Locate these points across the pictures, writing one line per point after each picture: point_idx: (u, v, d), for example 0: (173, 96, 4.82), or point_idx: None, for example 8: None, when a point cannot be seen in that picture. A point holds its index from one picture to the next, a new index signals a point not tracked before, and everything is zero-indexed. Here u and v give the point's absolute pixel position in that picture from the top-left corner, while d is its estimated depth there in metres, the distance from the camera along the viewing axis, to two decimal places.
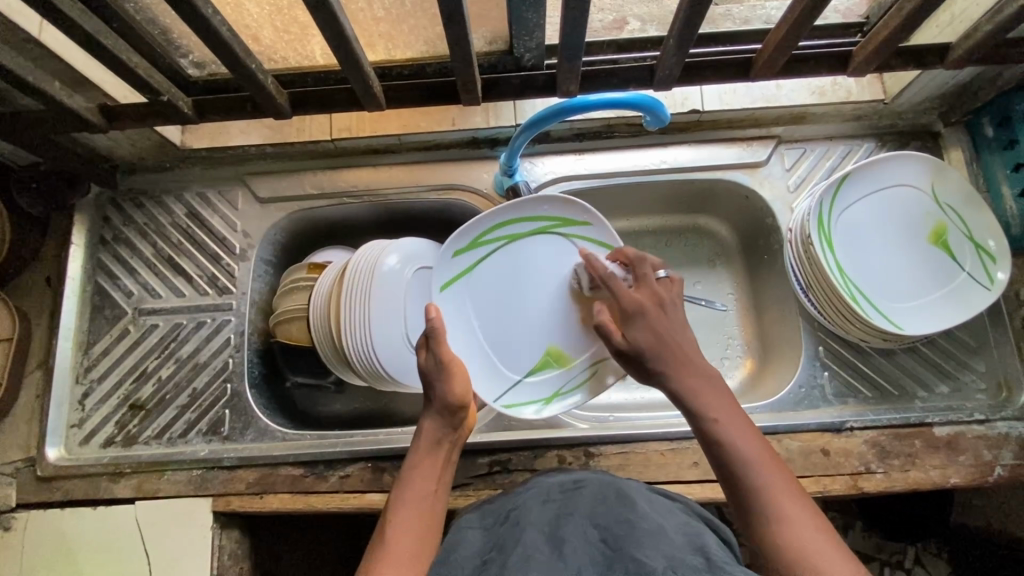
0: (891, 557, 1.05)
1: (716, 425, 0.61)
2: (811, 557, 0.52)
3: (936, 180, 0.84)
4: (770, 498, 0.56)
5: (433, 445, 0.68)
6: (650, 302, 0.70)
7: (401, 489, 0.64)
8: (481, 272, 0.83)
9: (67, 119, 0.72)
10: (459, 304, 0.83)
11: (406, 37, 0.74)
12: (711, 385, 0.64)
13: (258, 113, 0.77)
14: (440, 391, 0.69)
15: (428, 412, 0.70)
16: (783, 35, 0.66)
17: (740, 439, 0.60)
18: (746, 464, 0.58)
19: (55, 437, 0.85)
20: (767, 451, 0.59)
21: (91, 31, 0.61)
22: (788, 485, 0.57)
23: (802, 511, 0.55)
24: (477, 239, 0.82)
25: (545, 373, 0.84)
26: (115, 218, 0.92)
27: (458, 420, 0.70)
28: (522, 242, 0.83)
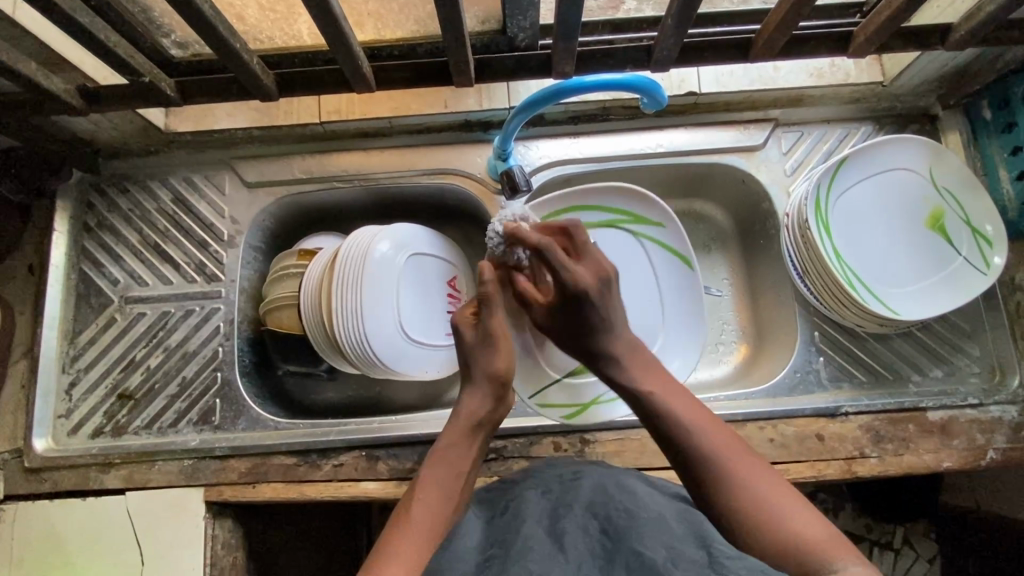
0: (880, 537, 1.06)
1: (656, 402, 0.63)
2: (767, 506, 0.54)
3: (933, 164, 0.83)
4: (720, 457, 0.58)
5: (470, 422, 0.67)
6: (593, 281, 0.68)
7: (431, 466, 0.63)
8: None
9: (46, 101, 0.69)
10: None
11: (395, 15, 0.72)
12: (645, 363, 0.68)
13: (245, 95, 0.75)
14: (483, 368, 0.68)
15: (470, 388, 0.68)
16: (784, 15, 0.64)
17: (678, 407, 0.62)
18: (694, 433, 0.60)
19: (43, 427, 0.84)
20: (712, 418, 0.62)
21: (68, 9, 0.59)
22: (736, 445, 0.59)
23: (756, 469, 0.57)
24: (541, 223, 0.85)
25: (586, 377, 0.84)
26: (99, 204, 0.90)
27: (498, 396, 0.68)
28: (588, 231, 0.86)
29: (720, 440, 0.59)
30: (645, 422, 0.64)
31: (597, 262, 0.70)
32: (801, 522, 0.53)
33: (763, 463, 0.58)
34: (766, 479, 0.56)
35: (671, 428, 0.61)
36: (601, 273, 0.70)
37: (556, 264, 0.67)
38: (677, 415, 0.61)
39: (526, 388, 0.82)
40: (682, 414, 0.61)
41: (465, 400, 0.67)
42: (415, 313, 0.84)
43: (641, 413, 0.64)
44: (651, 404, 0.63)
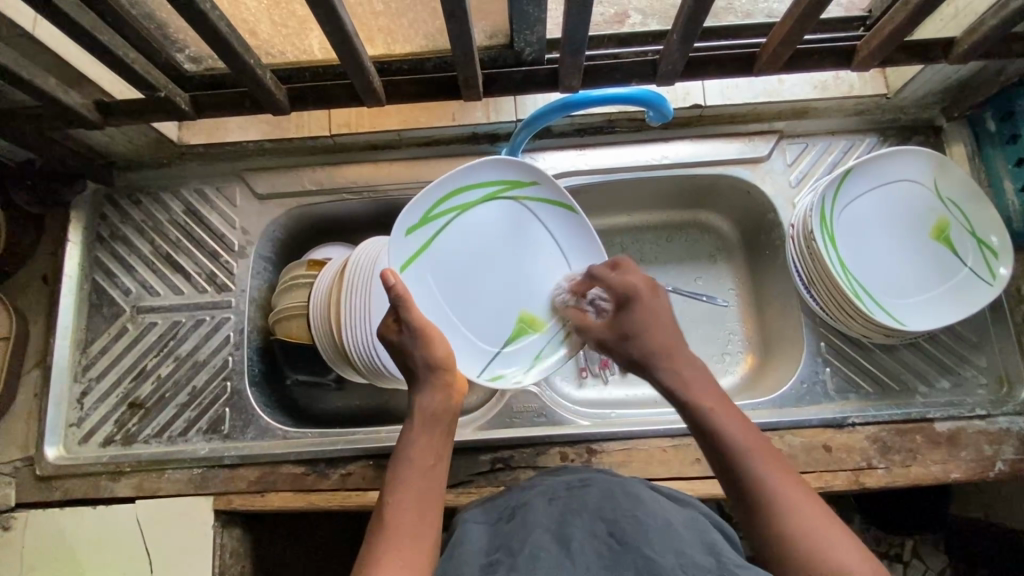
0: (889, 550, 1.05)
1: (713, 417, 0.63)
2: (807, 529, 0.53)
3: (938, 175, 0.84)
4: (758, 478, 0.57)
5: (428, 420, 0.67)
6: (644, 286, 0.72)
7: (396, 465, 0.64)
8: (437, 251, 0.73)
9: (63, 115, 0.71)
10: (422, 286, 0.72)
11: (405, 30, 0.73)
12: (700, 376, 0.68)
13: (257, 109, 0.76)
14: (420, 358, 0.67)
15: (418, 387, 0.68)
16: (788, 29, 0.65)
17: (734, 429, 0.61)
18: (735, 448, 0.60)
19: (54, 436, 0.84)
20: (765, 440, 0.61)
21: (87, 26, 0.60)
22: (779, 466, 0.58)
23: (794, 486, 0.57)
24: (427, 212, 0.71)
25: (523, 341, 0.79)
26: (113, 215, 0.91)
27: (445, 388, 0.68)
28: (471, 211, 0.75)
29: (762, 450, 0.59)
30: (699, 437, 0.64)
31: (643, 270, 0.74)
32: (842, 553, 0.52)
33: (813, 493, 0.57)
34: (812, 507, 0.55)
35: (722, 445, 0.61)
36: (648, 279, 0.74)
37: (605, 280, 0.73)
38: (728, 433, 0.61)
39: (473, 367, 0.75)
40: (732, 431, 0.61)
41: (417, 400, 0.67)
42: None
43: (692, 427, 0.64)
44: (703, 418, 0.63)
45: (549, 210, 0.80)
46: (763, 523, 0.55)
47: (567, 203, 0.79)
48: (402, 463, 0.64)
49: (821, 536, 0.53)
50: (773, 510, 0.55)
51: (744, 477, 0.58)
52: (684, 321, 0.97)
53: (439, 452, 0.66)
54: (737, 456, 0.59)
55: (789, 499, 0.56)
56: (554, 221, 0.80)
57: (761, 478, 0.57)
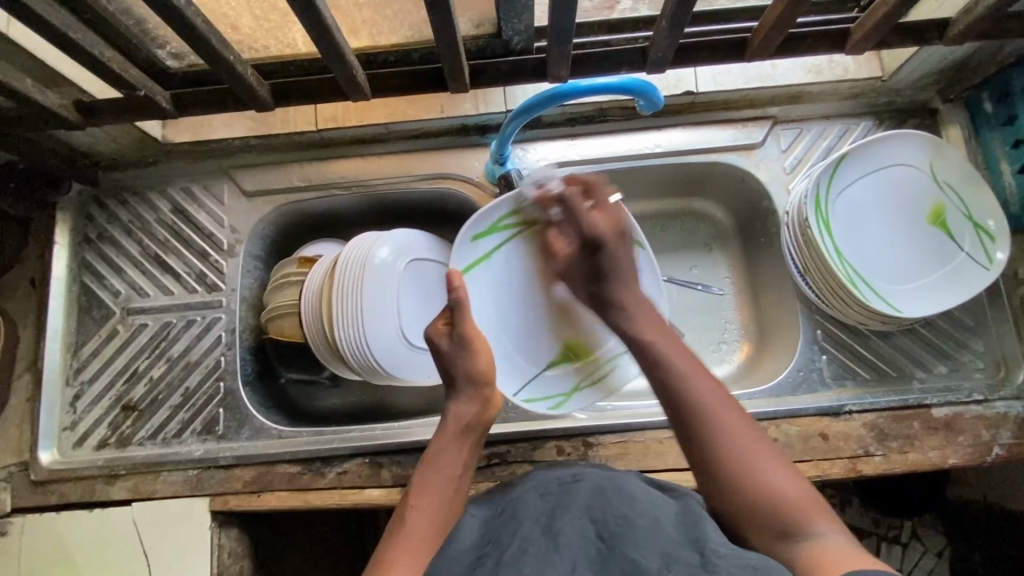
0: (887, 532, 1.05)
1: (658, 355, 0.64)
2: (756, 470, 0.57)
3: (934, 158, 0.83)
4: (708, 415, 0.60)
5: (459, 429, 0.68)
6: (610, 231, 0.72)
7: (425, 470, 0.66)
8: (496, 260, 0.84)
9: (42, 117, 0.70)
10: (477, 290, 0.83)
11: (389, 20, 0.72)
12: (653, 319, 0.69)
13: (240, 105, 0.75)
14: (462, 367, 0.70)
15: (455, 394, 0.70)
16: (780, 13, 0.63)
17: (675, 358, 0.64)
18: (688, 384, 0.61)
19: (49, 440, 0.84)
20: (710, 375, 0.63)
21: (61, 26, 0.59)
22: (726, 403, 0.61)
23: (746, 427, 0.60)
24: (494, 225, 0.83)
25: (562, 368, 0.86)
26: (99, 216, 0.90)
27: (483, 396, 0.70)
28: (547, 226, 0.84)
29: (709, 386, 0.61)
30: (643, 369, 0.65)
31: (615, 207, 0.75)
32: (781, 481, 0.56)
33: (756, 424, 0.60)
34: (757, 444, 0.59)
35: (676, 381, 0.62)
36: (618, 220, 0.74)
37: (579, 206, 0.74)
38: (675, 371, 0.63)
39: (510, 383, 0.83)
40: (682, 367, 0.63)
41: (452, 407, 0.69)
42: (416, 318, 0.84)
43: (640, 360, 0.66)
44: (653, 353, 0.65)
45: None
46: (714, 446, 0.59)
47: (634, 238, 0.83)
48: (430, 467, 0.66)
49: (758, 464, 0.57)
50: (723, 442, 0.58)
51: (694, 414, 0.60)
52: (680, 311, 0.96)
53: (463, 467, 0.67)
54: (684, 396, 0.61)
55: (733, 435, 0.59)
56: None
57: (712, 411, 0.60)
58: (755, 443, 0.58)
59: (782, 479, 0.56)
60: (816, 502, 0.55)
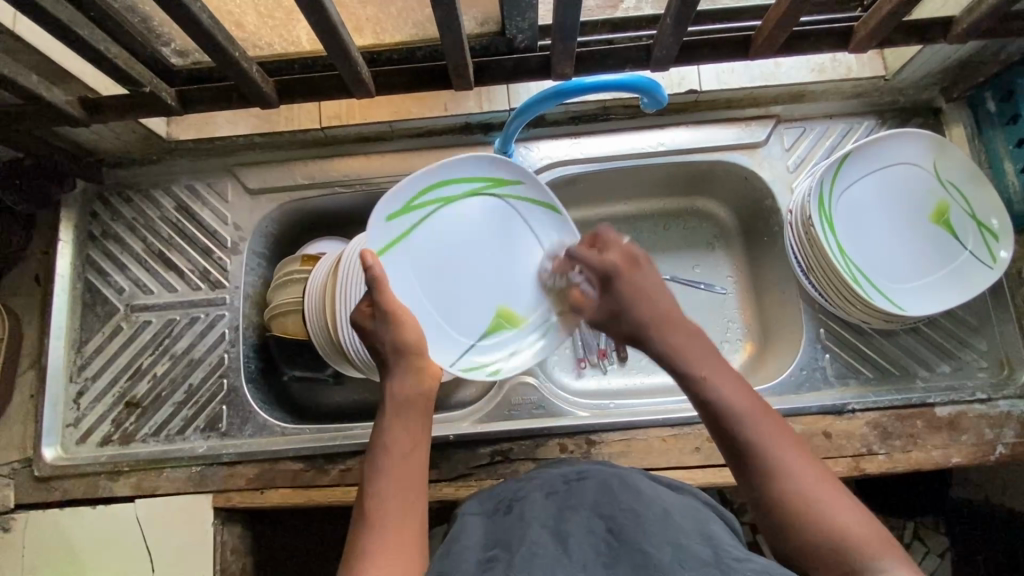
0: (890, 534, 1.03)
1: (707, 386, 0.61)
2: (814, 503, 0.53)
3: (938, 157, 0.83)
4: (765, 452, 0.56)
5: (403, 404, 0.64)
6: (628, 262, 0.70)
7: (375, 462, 0.61)
8: (418, 238, 0.71)
9: (48, 113, 0.70)
10: (402, 273, 0.70)
11: (394, 20, 0.71)
12: (701, 347, 0.64)
13: (245, 103, 0.75)
14: (391, 342, 0.64)
15: (394, 371, 0.65)
16: (782, 11, 0.64)
17: (731, 395, 0.59)
18: (741, 420, 0.58)
19: (52, 437, 0.84)
20: (764, 407, 0.59)
21: (67, 22, 0.59)
22: (783, 437, 0.57)
23: (804, 461, 0.56)
24: (411, 201, 0.70)
25: (499, 336, 0.76)
26: (103, 213, 0.90)
27: (416, 366, 0.65)
28: (457, 205, 0.73)
29: (764, 422, 0.57)
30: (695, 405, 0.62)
31: (622, 242, 0.72)
32: (847, 517, 0.52)
33: (818, 461, 0.56)
34: (815, 476, 0.55)
35: (727, 415, 0.58)
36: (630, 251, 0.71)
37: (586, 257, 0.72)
38: (731, 402, 0.59)
39: (447, 355, 0.73)
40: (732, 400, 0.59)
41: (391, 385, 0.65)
42: None
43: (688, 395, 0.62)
44: (701, 387, 0.61)
45: (537, 210, 0.78)
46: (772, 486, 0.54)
47: (551, 202, 0.78)
48: (381, 455, 0.61)
49: (823, 500, 0.53)
50: (780, 477, 0.54)
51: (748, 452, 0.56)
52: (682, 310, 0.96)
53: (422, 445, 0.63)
54: (745, 433, 0.57)
55: (793, 469, 0.55)
56: (537, 223, 0.78)
57: (771, 454, 0.55)
58: (816, 475, 0.54)
59: (846, 515, 0.52)
60: (883, 538, 0.51)
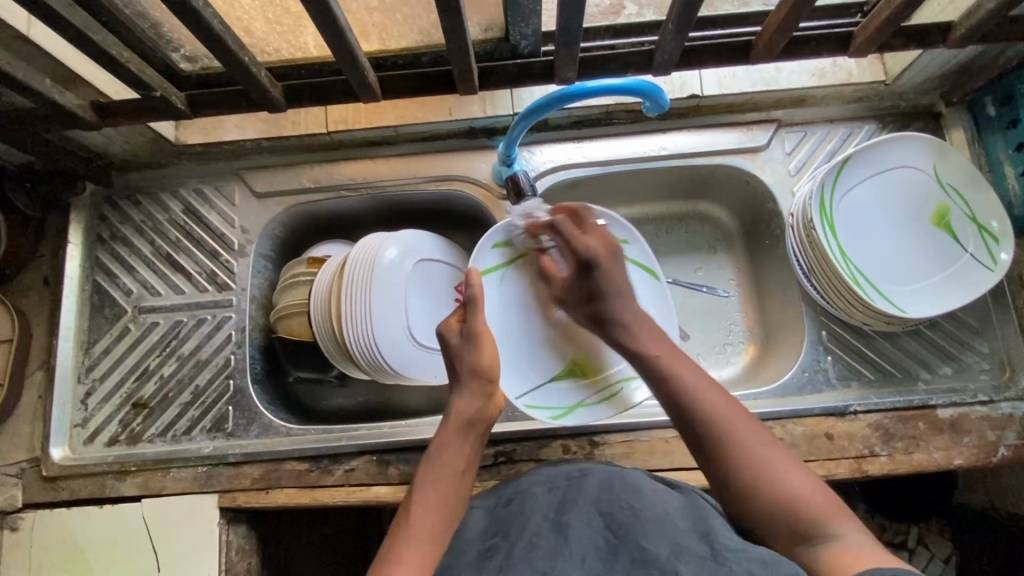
0: (894, 538, 1.03)
1: (664, 368, 0.65)
2: (767, 470, 0.57)
3: (938, 161, 0.83)
4: (724, 431, 0.60)
5: (463, 424, 0.66)
6: (601, 249, 0.73)
7: (427, 468, 0.63)
8: (512, 271, 0.85)
9: (60, 117, 0.71)
10: (494, 294, 0.84)
11: (400, 25, 0.73)
12: (654, 330, 0.69)
13: (252, 107, 0.76)
14: (467, 363, 0.68)
15: (460, 389, 0.68)
16: (783, 16, 0.65)
17: (686, 374, 0.64)
18: (696, 400, 0.62)
19: (60, 437, 0.85)
20: (719, 388, 0.64)
21: (81, 27, 0.60)
22: (737, 414, 0.61)
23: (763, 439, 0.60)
24: (518, 235, 0.84)
25: (571, 383, 0.84)
26: (112, 216, 0.92)
27: (487, 393, 0.68)
28: None
29: (722, 404, 0.61)
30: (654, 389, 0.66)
31: (598, 228, 0.76)
32: (800, 484, 0.57)
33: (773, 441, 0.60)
34: (775, 453, 0.59)
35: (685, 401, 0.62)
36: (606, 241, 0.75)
37: (567, 232, 0.75)
38: (697, 395, 0.62)
39: (514, 388, 0.82)
40: (697, 388, 0.63)
41: (456, 400, 0.67)
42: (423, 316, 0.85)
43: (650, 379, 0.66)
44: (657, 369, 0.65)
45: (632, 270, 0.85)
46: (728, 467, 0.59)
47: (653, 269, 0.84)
48: (432, 462, 0.63)
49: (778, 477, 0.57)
50: (737, 450, 0.59)
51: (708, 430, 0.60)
52: (685, 313, 0.97)
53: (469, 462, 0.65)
54: (710, 425, 0.60)
55: (753, 454, 0.58)
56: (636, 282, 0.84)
57: (731, 435, 0.59)
58: (769, 447, 0.59)
59: (800, 487, 0.56)
60: (831, 503, 0.55)
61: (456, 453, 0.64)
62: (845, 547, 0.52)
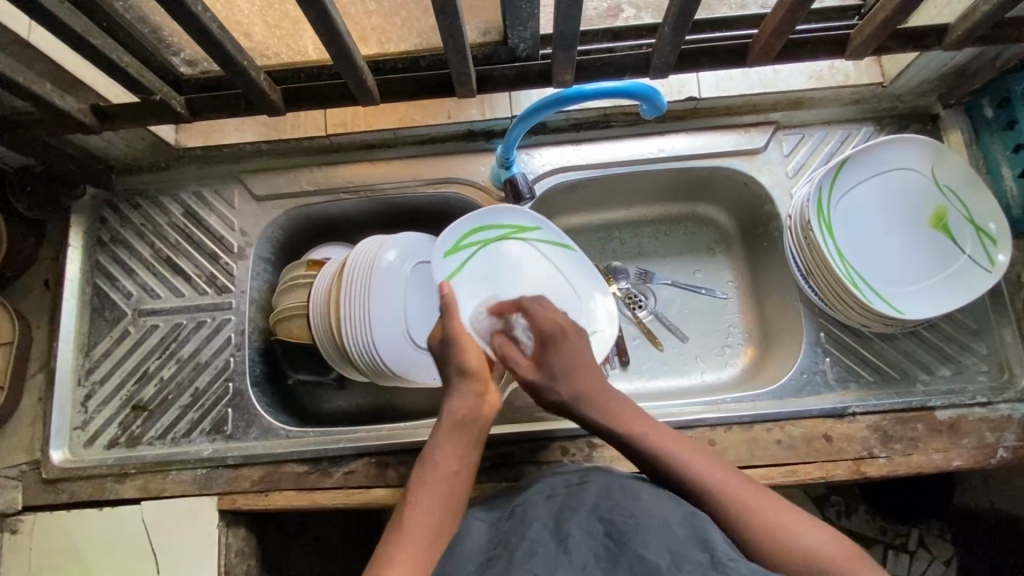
0: (894, 540, 1.04)
1: (651, 450, 0.65)
2: (779, 532, 0.56)
3: (935, 163, 0.83)
4: (726, 506, 0.59)
5: (455, 423, 0.67)
6: (569, 327, 0.76)
7: (422, 468, 0.64)
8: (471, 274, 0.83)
9: (60, 121, 0.72)
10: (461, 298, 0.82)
11: (399, 29, 0.73)
12: (633, 410, 0.69)
13: (252, 110, 0.77)
14: (456, 365, 0.72)
15: (454, 389, 0.70)
16: (780, 19, 0.65)
17: (676, 455, 0.64)
18: (693, 479, 0.62)
19: (60, 439, 0.85)
20: (708, 460, 0.64)
21: (81, 32, 0.61)
22: (734, 484, 0.61)
23: (764, 502, 0.59)
24: (460, 241, 0.83)
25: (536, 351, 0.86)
26: (113, 219, 0.92)
27: (476, 392, 0.70)
28: (498, 247, 0.85)
29: (715, 478, 0.61)
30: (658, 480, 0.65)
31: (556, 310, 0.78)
32: (815, 538, 0.55)
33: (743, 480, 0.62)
34: (773, 509, 0.58)
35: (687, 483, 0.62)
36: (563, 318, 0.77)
37: (528, 310, 0.78)
38: (687, 472, 0.63)
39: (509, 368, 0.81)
40: (682, 462, 0.63)
41: (450, 401, 0.69)
42: (421, 319, 0.85)
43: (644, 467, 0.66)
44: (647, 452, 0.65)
45: (555, 249, 0.88)
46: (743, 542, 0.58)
47: (565, 243, 0.88)
48: (427, 463, 0.64)
49: (751, 507, 0.59)
50: (743, 523, 0.58)
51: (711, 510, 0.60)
52: (683, 315, 0.97)
53: (470, 461, 0.66)
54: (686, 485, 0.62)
55: (727, 496, 0.60)
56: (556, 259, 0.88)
57: (735, 508, 0.59)
58: (772, 505, 0.59)
59: (776, 515, 0.58)
60: (847, 552, 0.55)
61: (451, 452, 0.65)
62: (818, 551, 0.55)
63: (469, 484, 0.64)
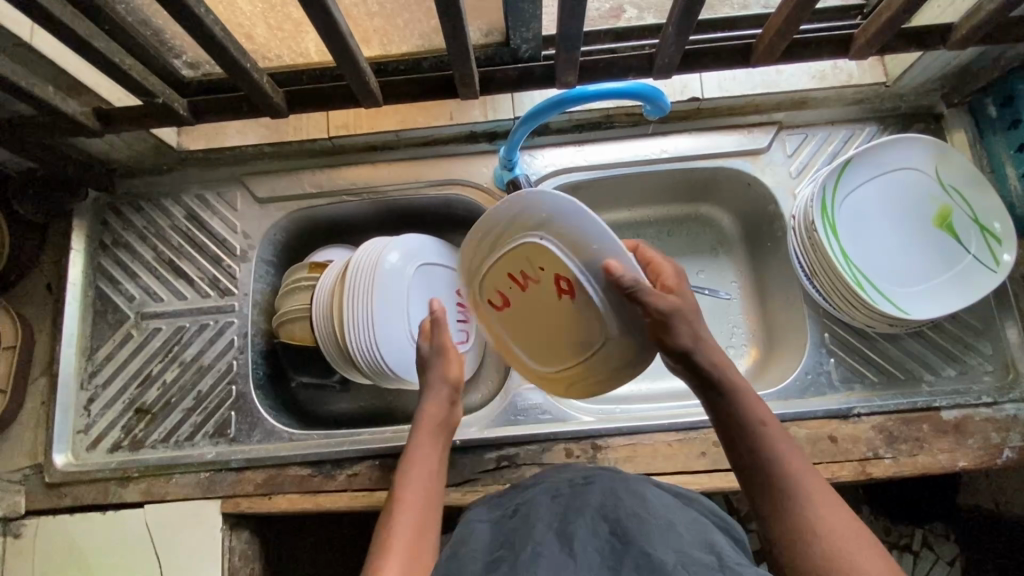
0: (899, 540, 1.03)
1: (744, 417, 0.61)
2: (837, 541, 0.52)
3: (939, 163, 0.83)
4: (797, 490, 0.56)
5: (432, 427, 0.69)
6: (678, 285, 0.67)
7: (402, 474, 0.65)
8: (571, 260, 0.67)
9: (63, 124, 0.72)
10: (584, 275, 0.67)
11: (401, 31, 0.73)
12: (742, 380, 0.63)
13: (254, 113, 0.76)
14: (437, 372, 0.71)
15: (427, 392, 0.71)
16: (783, 19, 0.65)
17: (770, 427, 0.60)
18: (772, 454, 0.58)
19: (63, 443, 0.85)
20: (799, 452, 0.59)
21: (84, 35, 0.61)
22: (813, 481, 0.57)
23: (836, 511, 0.55)
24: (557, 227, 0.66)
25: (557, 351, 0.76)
26: (115, 222, 0.92)
27: (452, 399, 0.71)
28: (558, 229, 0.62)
29: (799, 465, 0.57)
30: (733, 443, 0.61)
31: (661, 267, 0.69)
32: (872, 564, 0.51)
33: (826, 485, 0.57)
34: (844, 523, 0.53)
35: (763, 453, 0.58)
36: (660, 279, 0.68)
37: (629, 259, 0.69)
38: (772, 445, 0.59)
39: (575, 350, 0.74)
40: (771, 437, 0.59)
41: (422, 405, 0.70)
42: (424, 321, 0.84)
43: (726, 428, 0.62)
44: (742, 417, 0.61)
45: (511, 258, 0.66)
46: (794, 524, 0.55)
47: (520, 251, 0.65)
48: (408, 467, 0.66)
49: (814, 504, 0.55)
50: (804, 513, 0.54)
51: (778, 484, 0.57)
52: None
53: (439, 473, 0.67)
54: (767, 459, 0.58)
55: (802, 486, 0.56)
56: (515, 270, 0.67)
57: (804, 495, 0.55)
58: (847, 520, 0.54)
59: (837, 518, 0.54)
60: None
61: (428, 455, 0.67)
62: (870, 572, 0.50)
63: (438, 500, 0.65)
